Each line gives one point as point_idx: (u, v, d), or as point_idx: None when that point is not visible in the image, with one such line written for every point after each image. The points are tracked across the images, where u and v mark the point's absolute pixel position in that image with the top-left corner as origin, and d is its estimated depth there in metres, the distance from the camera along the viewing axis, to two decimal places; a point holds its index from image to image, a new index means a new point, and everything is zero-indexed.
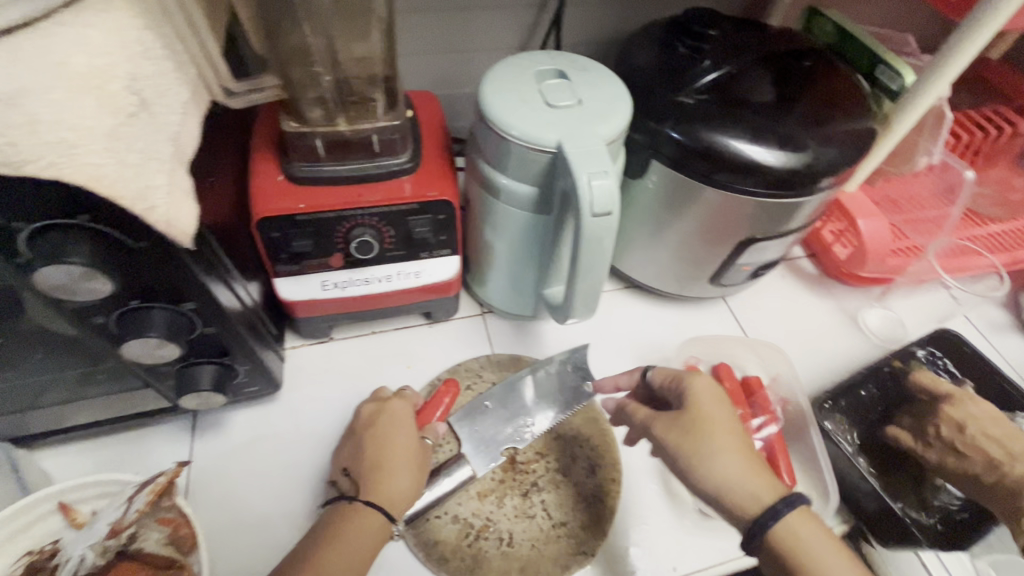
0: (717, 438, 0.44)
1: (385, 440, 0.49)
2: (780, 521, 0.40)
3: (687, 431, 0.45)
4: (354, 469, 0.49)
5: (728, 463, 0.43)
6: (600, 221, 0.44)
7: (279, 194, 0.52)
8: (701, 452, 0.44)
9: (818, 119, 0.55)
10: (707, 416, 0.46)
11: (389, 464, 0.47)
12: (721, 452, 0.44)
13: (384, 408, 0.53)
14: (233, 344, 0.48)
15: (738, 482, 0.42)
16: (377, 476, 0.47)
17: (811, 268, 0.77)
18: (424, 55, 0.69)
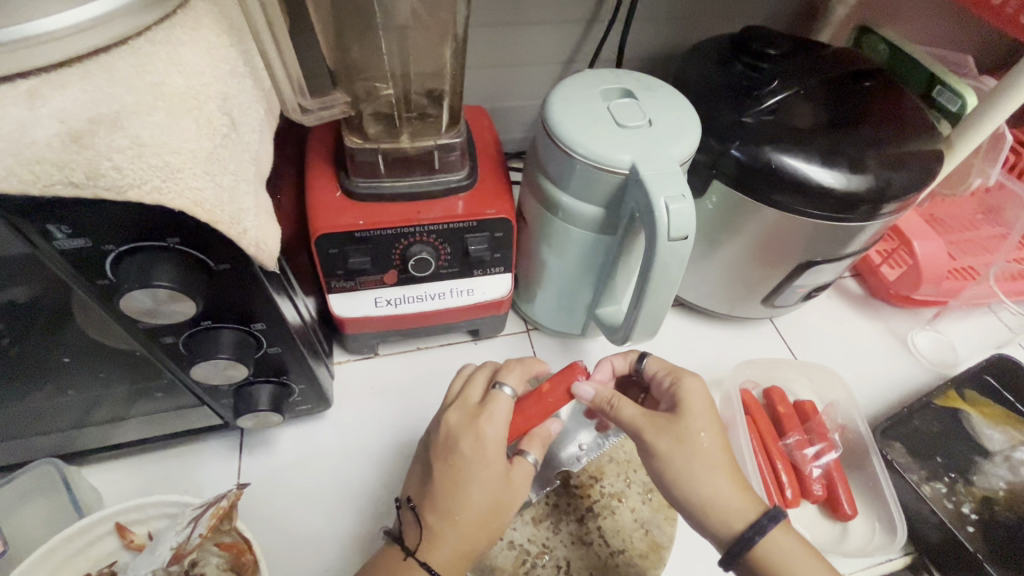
0: (705, 448, 0.43)
1: (461, 484, 0.42)
2: (765, 537, 0.41)
3: (673, 441, 0.43)
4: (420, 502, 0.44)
5: (706, 481, 0.42)
6: (675, 245, 0.43)
7: (338, 211, 0.51)
8: (689, 465, 0.42)
9: (885, 140, 0.53)
10: (697, 424, 0.44)
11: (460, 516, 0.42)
12: (694, 470, 0.42)
13: (470, 432, 0.44)
14: (292, 364, 0.47)
15: (715, 496, 0.42)
16: (443, 535, 0.42)
17: (857, 289, 0.75)
18: (472, 69, 0.68)
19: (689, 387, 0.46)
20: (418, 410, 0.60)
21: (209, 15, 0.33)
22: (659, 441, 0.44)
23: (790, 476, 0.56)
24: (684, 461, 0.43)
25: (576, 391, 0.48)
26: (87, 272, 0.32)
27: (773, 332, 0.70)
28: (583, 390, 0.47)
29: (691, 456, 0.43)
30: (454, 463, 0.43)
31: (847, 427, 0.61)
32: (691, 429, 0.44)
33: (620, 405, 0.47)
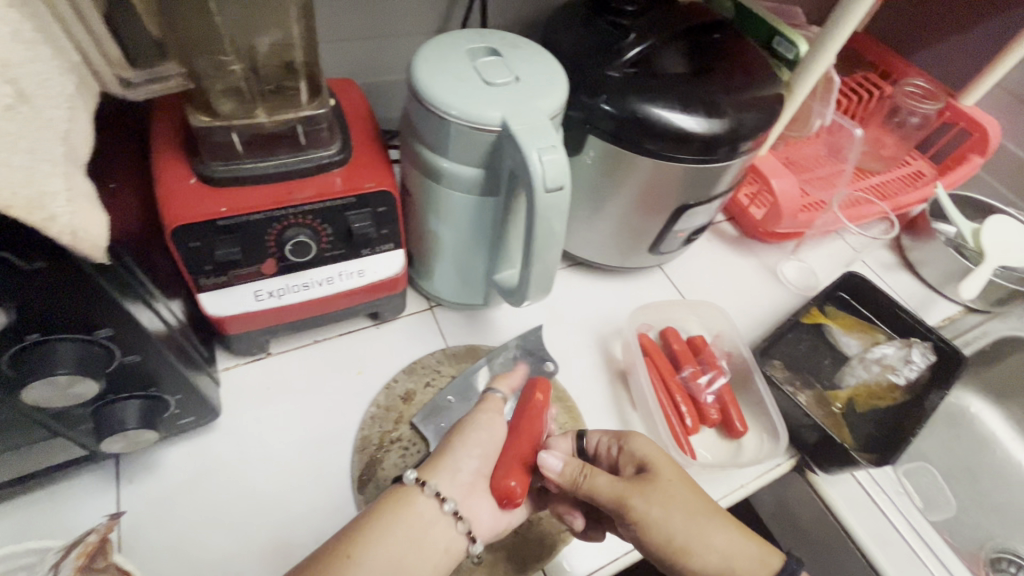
0: (699, 509, 0.45)
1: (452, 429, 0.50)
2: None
3: (665, 503, 0.44)
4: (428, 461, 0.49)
5: (709, 546, 0.43)
6: (553, 197, 0.43)
7: (195, 199, 0.46)
8: (692, 526, 0.44)
9: (736, 86, 0.58)
10: (669, 480, 0.46)
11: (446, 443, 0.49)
12: (692, 530, 0.44)
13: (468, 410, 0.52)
14: (161, 374, 0.42)
15: (723, 554, 0.43)
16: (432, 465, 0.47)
17: (732, 231, 0.82)
18: (337, 41, 0.64)
19: (637, 443, 0.48)
20: (323, 405, 0.57)
21: None
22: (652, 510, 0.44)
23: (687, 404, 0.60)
24: (683, 521, 0.44)
25: (542, 464, 0.47)
26: None
27: (663, 279, 0.75)
28: (550, 462, 0.47)
29: (686, 518, 0.44)
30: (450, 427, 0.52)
31: (733, 353, 0.66)
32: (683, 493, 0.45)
33: (592, 474, 0.46)
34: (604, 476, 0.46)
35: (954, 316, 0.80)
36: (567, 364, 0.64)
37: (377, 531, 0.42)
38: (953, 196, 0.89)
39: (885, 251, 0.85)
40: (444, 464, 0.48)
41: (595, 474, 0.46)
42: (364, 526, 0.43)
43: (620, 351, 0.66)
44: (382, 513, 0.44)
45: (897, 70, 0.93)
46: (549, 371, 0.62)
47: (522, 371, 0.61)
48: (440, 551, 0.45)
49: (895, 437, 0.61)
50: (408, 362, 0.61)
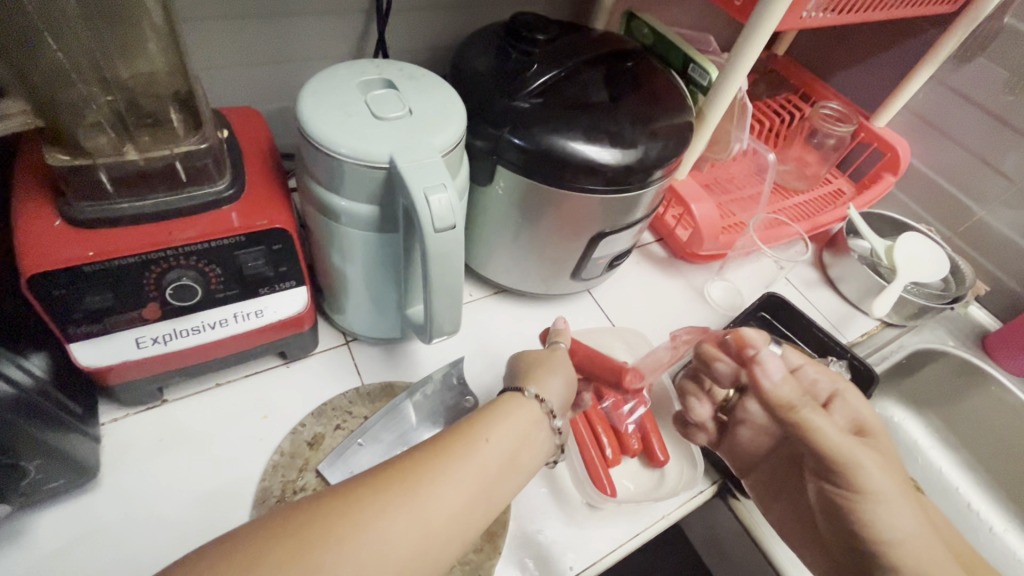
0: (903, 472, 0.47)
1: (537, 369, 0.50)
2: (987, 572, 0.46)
3: (900, 480, 0.44)
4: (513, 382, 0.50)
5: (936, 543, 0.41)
6: (444, 236, 0.42)
7: (56, 243, 0.42)
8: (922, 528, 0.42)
9: (644, 116, 0.58)
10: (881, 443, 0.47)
11: (537, 368, 0.51)
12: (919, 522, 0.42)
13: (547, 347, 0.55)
14: (7, 438, 0.38)
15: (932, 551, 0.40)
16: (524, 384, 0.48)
17: (661, 252, 0.83)
18: (239, 68, 0.61)
19: (856, 404, 0.49)
20: (222, 454, 0.53)
21: None
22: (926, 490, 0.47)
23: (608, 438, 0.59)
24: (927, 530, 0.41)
25: (765, 363, 0.48)
26: None
27: (590, 303, 0.74)
28: (771, 364, 0.48)
29: (904, 511, 0.42)
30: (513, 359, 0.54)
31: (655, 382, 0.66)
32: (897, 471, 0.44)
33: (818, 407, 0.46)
34: (830, 427, 0.45)
35: (872, 331, 0.82)
36: (489, 398, 0.62)
37: (494, 420, 0.43)
38: (869, 214, 0.92)
39: (808, 269, 0.88)
40: (540, 380, 0.49)
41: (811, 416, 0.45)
42: (485, 417, 0.43)
43: None
44: (500, 405, 0.45)
45: (817, 93, 0.97)
46: (467, 406, 0.60)
47: (441, 406, 0.60)
48: (546, 452, 0.46)
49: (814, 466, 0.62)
50: (319, 403, 0.58)
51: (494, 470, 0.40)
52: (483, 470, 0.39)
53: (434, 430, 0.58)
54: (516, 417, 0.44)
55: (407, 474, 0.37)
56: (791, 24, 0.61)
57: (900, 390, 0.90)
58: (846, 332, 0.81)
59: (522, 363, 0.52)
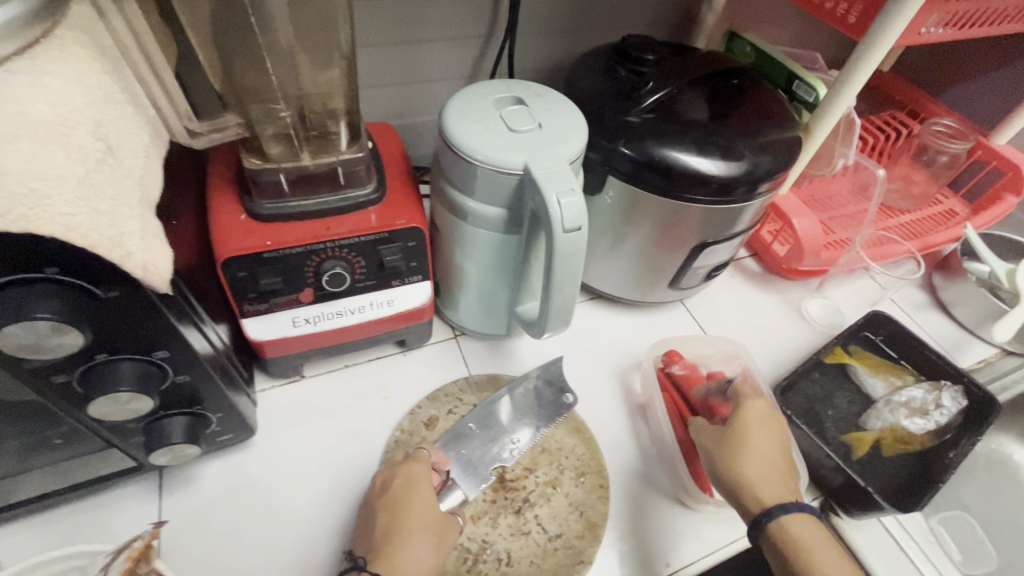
0: (749, 443, 0.52)
1: (403, 511, 0.48)
2: (787, 514, 0.47)
3: (757, 431, 0.53)
4: (386, 540, 0.47)
5: (768, 463, 0.51)
6: (571, 237, 0.46)
7: (244, 233, 0.50)
8: (756, 473, 0.50)
9: (752, 131, 0.60)
10: (734, 431, 0.53)
11: (403, 534, 0.47)
12: (767, 445, 0.52)
13: (402, 472, 0.51)
14: (205, 393, 0.45)
15: (766, 463, 0.50)
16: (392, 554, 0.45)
17: (755, 267, 0.83)
18: (377, 89, 0.70)
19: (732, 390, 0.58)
20: (351, 427, 0.60)
21: (79, 43, 0.33)
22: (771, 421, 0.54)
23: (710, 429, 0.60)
24: (769, 454, 0.51)
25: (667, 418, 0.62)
26: None
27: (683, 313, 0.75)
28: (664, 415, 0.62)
29: (769, 440, 0.52)
30: (389, 494, 0.50)
31: None
32: (774, 425, 0.54)
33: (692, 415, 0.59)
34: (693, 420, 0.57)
35: (991, 358, 0.77)
36: (587, 396, 0.65)
37: None
38: (986, 235, 0.87)
39: (915, 290, 0.84)
40: (407, 550, 0.46)
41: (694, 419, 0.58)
42: None
43: (639, 385, 0.67)
44: None
45: (926, 109, 0.93)
46: (569, 402, 0.62)
47: (541, 401, 0.62)
48: None
49: (926, 490, 0.59)
50: (433, 389, 0.64)
51: None
52: None
53: (533, 424, 0.59)
54: None
55: None
56: (909, 40, 0.61)
57: (1022, 424, 0.83)
58: (960, 358, 0.76)
59: (398, 511, 0.48)
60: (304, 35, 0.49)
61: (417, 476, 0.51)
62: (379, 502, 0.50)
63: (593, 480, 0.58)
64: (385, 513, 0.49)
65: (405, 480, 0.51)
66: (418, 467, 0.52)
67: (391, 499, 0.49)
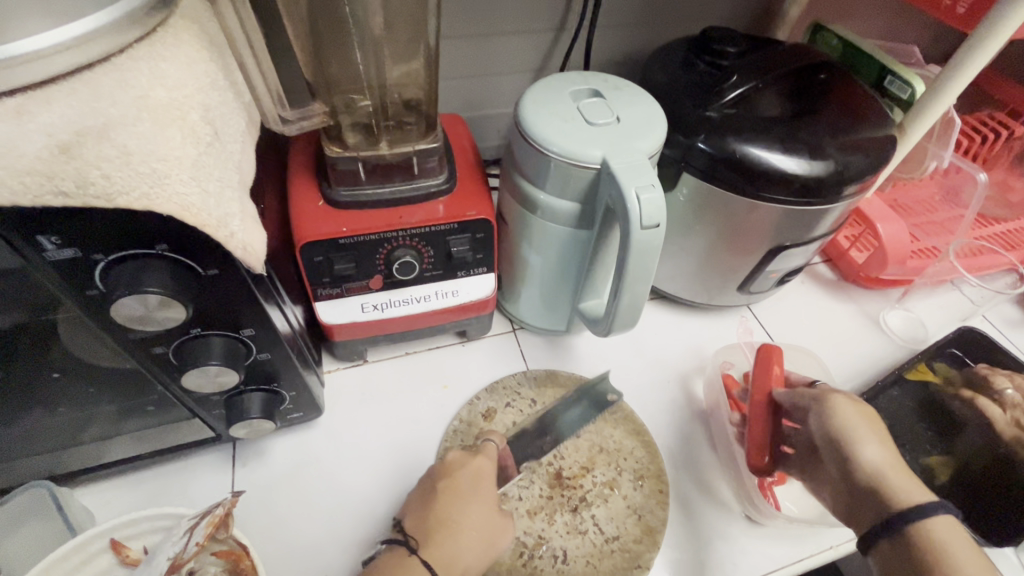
0: (865, 436, 0.50)
1: (459, 499, 0.48)
2: (931, 515, 0.42)
3: (865, 433, 0.50)
4: (437, 524, 0.47)
5: (893, 462, 0.47)
6: (648, 233, 0.45)
7: (322, 218, 0.52)
8: (886, 467, 0.47)
9: (842, 128, 0.56)
10: (852, 427, 0.50)
11: (456, 522, 0.47)
12: (881, 447, 0.49)
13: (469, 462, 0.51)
14: (283, 371, 0.47)
15: (884, 462, 0.48)
16: (439, 539, 0.45)
17: (829, 273, 0.78)
18: (447, 81, 0.70)
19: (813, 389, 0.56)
20: (411, 413, 0.61)
21: (190, 33, 0.35)
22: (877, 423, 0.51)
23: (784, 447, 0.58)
24: (886, 454, 0.48)
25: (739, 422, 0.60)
26: (76, 283, 0.32)
27: (750, 318, 0.72)
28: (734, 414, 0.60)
29: (881, 441, 0.49)
30: (447, 480, 0.50)
31: None
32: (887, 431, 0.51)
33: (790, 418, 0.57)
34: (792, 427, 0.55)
35: None
36: (647, 398, 0.64)
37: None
38: None
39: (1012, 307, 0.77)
40: (455, 539, 0.46)
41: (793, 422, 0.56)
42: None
43: (702, 391, 0.65)
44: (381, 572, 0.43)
45: None
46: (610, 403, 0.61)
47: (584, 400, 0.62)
48: None
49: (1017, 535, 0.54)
50: (490, 381, 0.64)
51: None
52: None
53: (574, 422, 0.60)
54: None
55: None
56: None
57: None
58: None
59: (450, 497, 0.48)
60: (399, 25, 0.50)
61: (483, 469, 0.51)
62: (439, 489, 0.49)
63: (652, 484, 0.56)
64: (439, 495, 0.49)
65: (467, 471, 0.50)
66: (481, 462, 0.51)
67: (452, 494, 0.48)
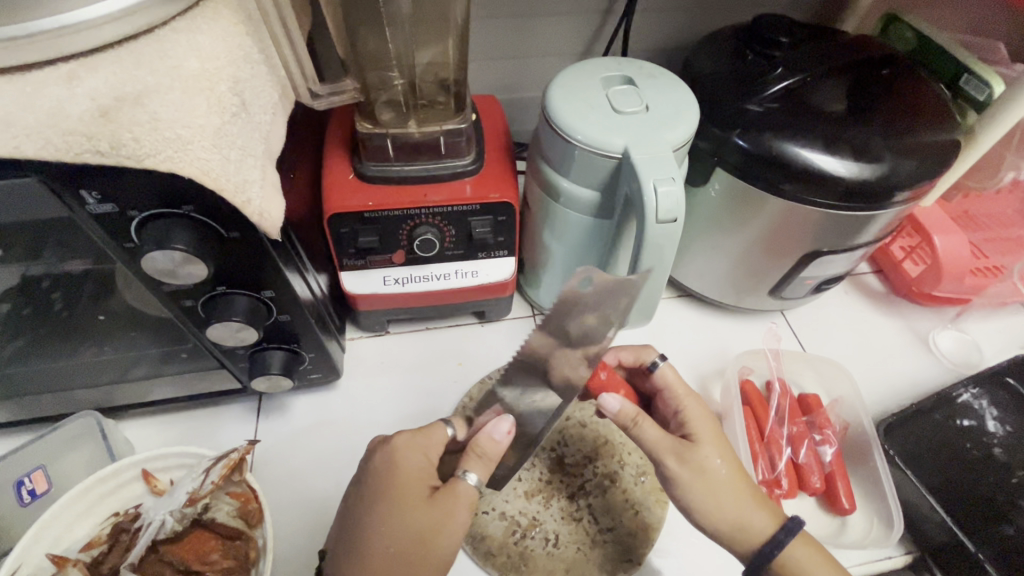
0: (704, 468, 0.45)
1: (404, 484, 0.43)
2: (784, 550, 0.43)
3: (708, 488, 0.44)
4: (395, 516, 0.41)
5: (726, 494, 0.44)
6: (664, 228, 0.44)
7: (349, 192, 0.54)
8: (717, 498, 0.44)
9: (897, 129, 0.52)
10: (694, 456, 0.45)
11: (415, 511, 0.42)
12: (739, 499, 0.44)
13: (390, 453, 0.44)
14: (302, 333, 0.50)
15: (720, 514, 0.44)
16: (404, 527, 0.41)
17: (877, 285, 0.74)
18: (488, 61, 0.70)
19: (648, 435, 0.45)
20: (425, 386, 0.63)
21: (228, 7, 0.37)
22: (712, 462, 0.45)
23: (807, 458, 0.56)
24: (733, 504, 0.44)
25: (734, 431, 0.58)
26: (115, 236, 0.36)
27: (781, 324, 0.69)
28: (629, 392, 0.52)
29: (715, 491, 0.44)
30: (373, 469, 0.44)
31: (851, 424, 0.60)
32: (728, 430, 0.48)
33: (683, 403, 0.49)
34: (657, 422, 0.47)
35: None
36: None
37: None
38: None
39: None
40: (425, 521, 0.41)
41: (688, 410, 0.48)
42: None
43: (719, 395, 0.63)
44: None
45: None
46: None
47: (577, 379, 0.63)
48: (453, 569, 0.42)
49: None
50: (504, 362, 0.65)
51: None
52: None
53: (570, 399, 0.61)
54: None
55: None
56: None
57: None
58: None
59: (392, 483, 0.43)
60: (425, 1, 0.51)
61: (415, 451, 0.44)
62: (368, 480, 0.44)
63: (654, 481, 0.56)
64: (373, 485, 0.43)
65: (384, 462, 0.44)
66: (402, 456, 0.44)
67: (386, 506, 0.42)
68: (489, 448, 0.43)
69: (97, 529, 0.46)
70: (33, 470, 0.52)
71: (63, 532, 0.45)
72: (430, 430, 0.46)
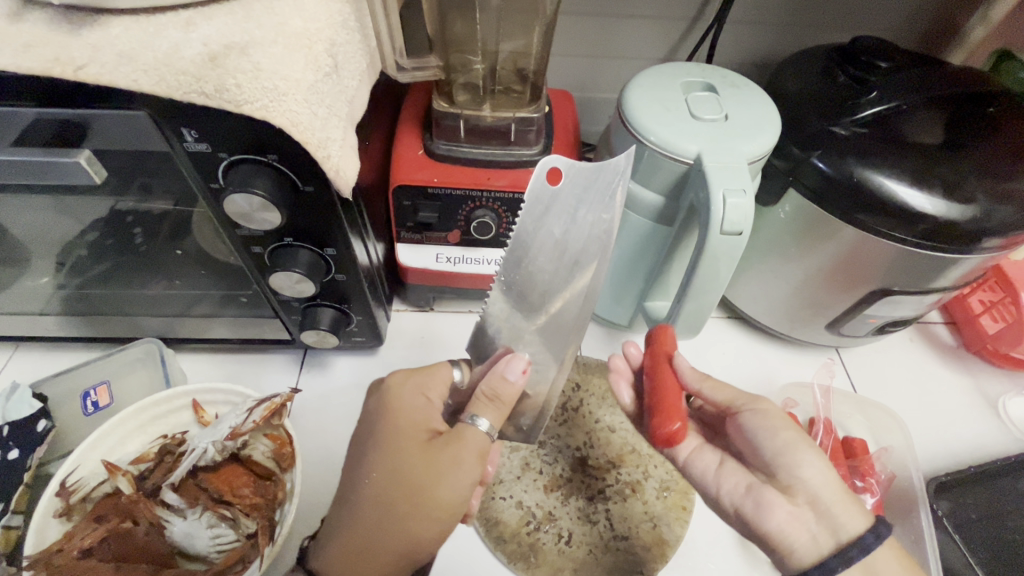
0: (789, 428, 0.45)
1: (400, 419, 0.40)
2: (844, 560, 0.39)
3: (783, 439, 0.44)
4: (394, 453, 0.39)
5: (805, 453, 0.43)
6: (727, 239, 0.43)
7: (416, 166, 0.55)
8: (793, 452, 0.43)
9: (996, 170, 0.48)
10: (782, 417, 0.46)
11: (417, 453, 0.39)
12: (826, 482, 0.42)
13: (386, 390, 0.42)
14: (353, 295, 0.52)
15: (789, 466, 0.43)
16: (403, 464, 0.38)
17: (947, 337, 0.69)
18: (569, 57, 0.70)
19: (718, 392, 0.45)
20: None
21: None
22: (806, 466, 0.43)
23: None
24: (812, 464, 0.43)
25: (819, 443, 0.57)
26: (204, 176, 0.38)
27: (836, 362, 0.66)
28: None
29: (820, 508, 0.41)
30: (366, 416, 0.42)
31: (898, 475, 0.57)
32: None
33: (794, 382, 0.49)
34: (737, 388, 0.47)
35: None
36: None
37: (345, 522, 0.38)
38: None
39: None
40: (432, 460, 0.39)
41: None
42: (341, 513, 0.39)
43: None
44: (351, 524, 0.38)
45: None
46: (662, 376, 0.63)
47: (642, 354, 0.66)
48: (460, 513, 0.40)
49: None
50: None
51: (410, 555, 0.38)
52: (378, 551, 0.37)
53: None
54: (362, 524, 0.38)
55: (357, 546, 0.37)
56: None
57: None
58: None
59: (392, 415, 0.41)
60: None
61: (405, 386, 0.42)
62: (363, 425, 0.42)
63: (676, 499, 0.55)
64: (365, 429, 0.41)
65: (384, 402, 0.42)
66: (401, 398, 0.41)
67: (381, 449, 0.39)
68: (501, 389, 0.41)
69: (147, 446, 0.50)
70: (98, 384, 0.57)
71: (117, 444, 0.49)
72: (434, 371, 0.44)
